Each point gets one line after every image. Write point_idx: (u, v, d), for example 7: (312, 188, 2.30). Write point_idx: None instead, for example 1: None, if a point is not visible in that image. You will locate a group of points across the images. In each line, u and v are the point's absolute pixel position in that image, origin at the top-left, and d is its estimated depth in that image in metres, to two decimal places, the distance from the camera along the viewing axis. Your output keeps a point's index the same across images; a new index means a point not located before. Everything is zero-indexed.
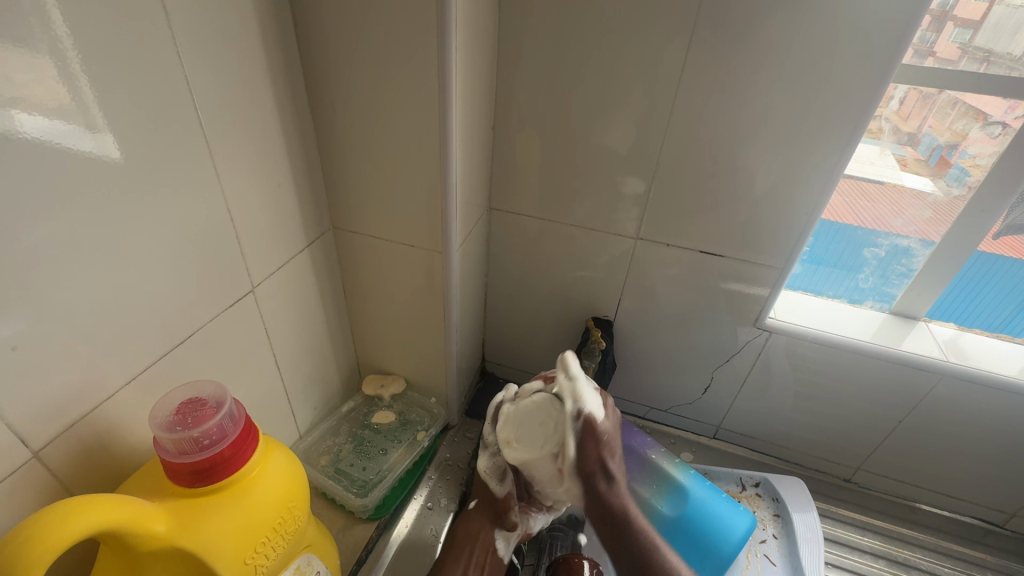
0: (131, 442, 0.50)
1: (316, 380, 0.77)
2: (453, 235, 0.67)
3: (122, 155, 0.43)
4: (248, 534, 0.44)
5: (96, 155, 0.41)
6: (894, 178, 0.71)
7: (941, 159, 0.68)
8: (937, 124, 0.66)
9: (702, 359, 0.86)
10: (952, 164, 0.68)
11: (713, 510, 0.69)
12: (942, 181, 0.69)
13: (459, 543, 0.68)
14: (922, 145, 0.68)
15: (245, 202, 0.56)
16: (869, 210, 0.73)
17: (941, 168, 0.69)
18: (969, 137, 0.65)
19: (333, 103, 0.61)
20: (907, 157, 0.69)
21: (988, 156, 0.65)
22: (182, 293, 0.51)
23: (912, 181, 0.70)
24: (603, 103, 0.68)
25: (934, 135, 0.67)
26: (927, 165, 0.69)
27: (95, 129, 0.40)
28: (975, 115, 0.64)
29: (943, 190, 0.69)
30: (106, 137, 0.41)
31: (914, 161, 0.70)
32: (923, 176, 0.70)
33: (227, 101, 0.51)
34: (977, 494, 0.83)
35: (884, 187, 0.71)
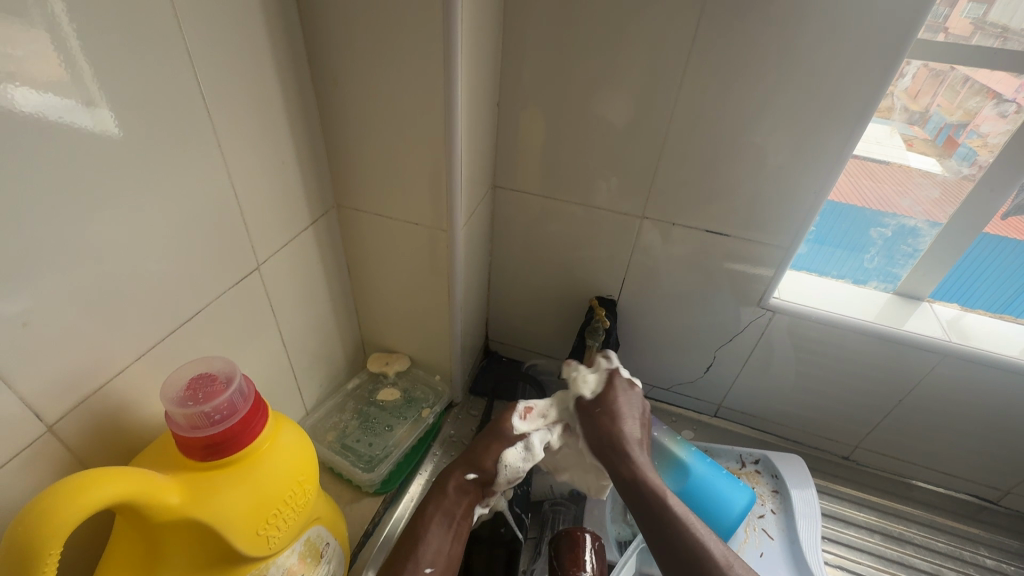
0: (142, 419, 0.50)
1: (321, 358, 0.78)
2: (458, 213, 0.66)
3: (124, 130, 0.42)
4: (260, 507, 0.45)
5: (94, 133, 0.40)
6: (899, 158, 0.70)
7: (948, 139, 0.68)
8: (946, 103, 0.66)
9: (705, 339, 0.86)
10: (959, 144, 0.68)
11: (713, 487, 0.70)
12: (949, 161, 0.69)
13: (443, 507, 0.60)
14: (929, 125, 0.68)
15: (249, 180, 0.56)
16: (872, 189, 0.72)
17: (948, 148, 0.69)
18: (978, 116, 0.65)
19: (336, 77, 0.60)
20: (914, 136, 0.69)
21: (999, 135, 0.64)
22: (188, 271, 0.51)
23: (918, 161, 0.70)
24: (611, 79, 0.67)
25: (942, 114, 0.67)
26: (934, 145, 0.69)
27: (93, 104, 0.39)
28: (985, 93, 0.64)
29: (952, 170, 0.69)
30: (103, 113, 0.40)
31: (921, 140, 0.69)
32: (931, 156, 0.70)
33: (229, 75, 0.50)
34: (972, 472, 0.84)
35: (888, 167, 0.71)
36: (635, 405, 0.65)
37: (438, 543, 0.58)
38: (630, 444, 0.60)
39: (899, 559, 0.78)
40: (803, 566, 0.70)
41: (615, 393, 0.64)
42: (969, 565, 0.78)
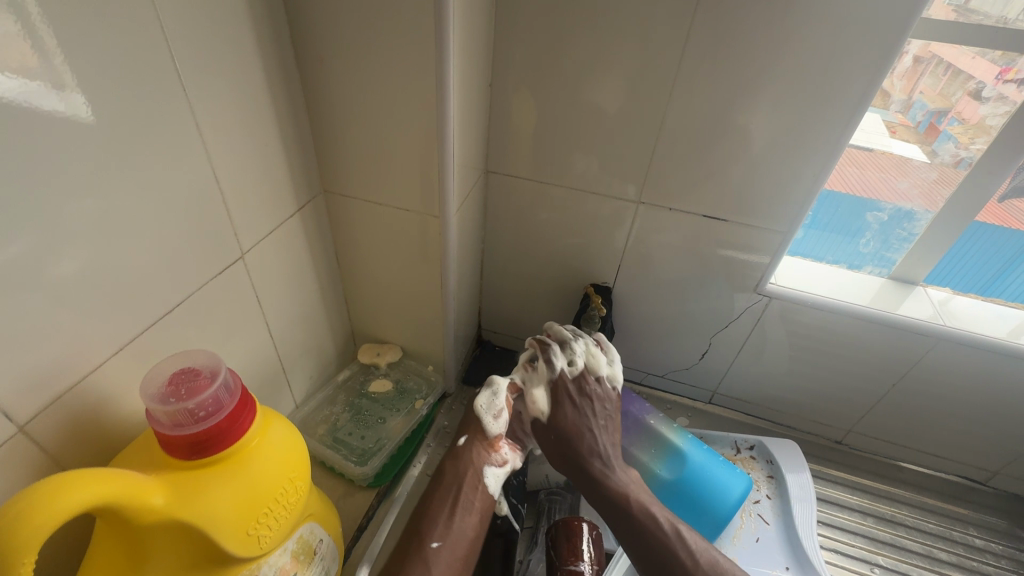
0: (122, 416, 0.48)
1: (310, 349, 0.75)
2: (450, 199, 0.64)
3: (96, 118, 0.39)
4: (249, 506, 0.43)
5: (65, 116, 0.37)
6: (883, 145, 0.71)
7: (930, 126, 0.69)
8: (928, 90, 0.66)
9: (700, 325, 0.85)
10: (940, 131, 0.68)
11: (710, 473, 0.70)
12: (930, 147, 0.69)
13: (446, 481, 0.62)
14: (912, 112, 0.68)
15: (231, 164, 0.53)
16: (856, 176, 0.72)
17: (930, 135, 0.69)
18: (959, 103, 0.66)
19: (321, 55, 0.57)
20: (896, 123, 0.70)
21: (977, 120, 0.65)
22: (167, 262, 0.49)
23: (901, 148, 0.70)
24: (607, 60, 0.64)
25: (925, 101, 0.67)
26: (916, 132, 0.70)
27: (62, 87, 0.37)
28: (966, 81, 0.64)
29: (933, 156, 0.70)
30: (74, 96, 0.37)
31: (903, 127, 0.70)
32: (912, 142, 0.70)
33: (207, 51, 0.47)
34: (962, 454, 0.85)
35: (872, 154, 0.71)
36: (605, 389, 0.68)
37: (446, 517, 0.58)
38: (595, 427, 0.65)
39: (891, 541, 0.79)
40: (798, 550, 0.71)
41: (592, 380, 0.66)
42: (959, 545, 0.80)
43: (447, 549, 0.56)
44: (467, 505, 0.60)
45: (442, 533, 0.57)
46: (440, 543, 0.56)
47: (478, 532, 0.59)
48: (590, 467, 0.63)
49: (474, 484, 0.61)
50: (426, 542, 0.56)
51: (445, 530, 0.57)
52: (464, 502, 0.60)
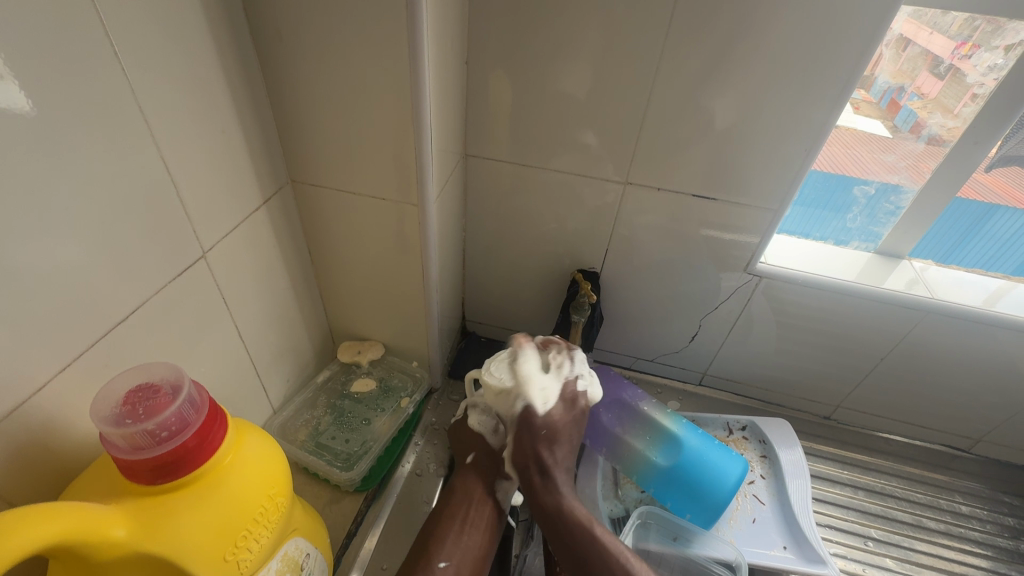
0: (76, 437, 0.44)
1: (285, 351, 0.71)
2: (429, 185, 0.60)
3: (32, 103, 0.35)
4: (226, 529, 0.39)
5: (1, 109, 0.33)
6: (847, 122, 0.69)
7: (891, 102, 0.68)
8: (889, 66, 0.65)
9: (690, 308, 0.84)
10: (902, 106, 0.68)
11: (707, 458, 0.69)
12: (892, 124, 0.69)
13: (454, 502, 0.60)
14: (873, 88, 0.67)
15: (185, 155, 0.48)
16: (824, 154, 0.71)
17: (891, 111, 0.68)
18: (918, 77, 0.65)
19: (279, 30, 0.52)
20: (859, 100, 0.68)
21: (935, 95, 0.65)
22: (118, 266, 0.44)
23: (864, 124, 0.69)
24: (589, 33, 0.61)
25: (886, 77, 0.66)
26: (878, 108, 0.69)
27: None
28: (924, 56, 0.64)
29: (894, 131, 0.69)
30: (10, 87, 0.34)
31: (866, 104, 0.68)
32: (875, 118, 0.69)
33: (147, 25, 0.41)
34: (946, 424, 0.87)
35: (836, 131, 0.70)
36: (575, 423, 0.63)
37: (455, 534, 0.57)
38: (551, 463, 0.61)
39: (881, 513, 0.80)
40: (795, 528, 0.71)
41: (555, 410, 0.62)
42: (946, 513, 0.81)
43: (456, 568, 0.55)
44: (475, 522, 0.59)
45: (452, 550, 0.56)
46: (448, 563, 0.55)
47: (487, 550, 0.58)
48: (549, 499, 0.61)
49: (480, 502, 0.61)
50: (434, 563, 0.54)
51: (454, 546, 0.56)
52: (472, 519, 0.59)
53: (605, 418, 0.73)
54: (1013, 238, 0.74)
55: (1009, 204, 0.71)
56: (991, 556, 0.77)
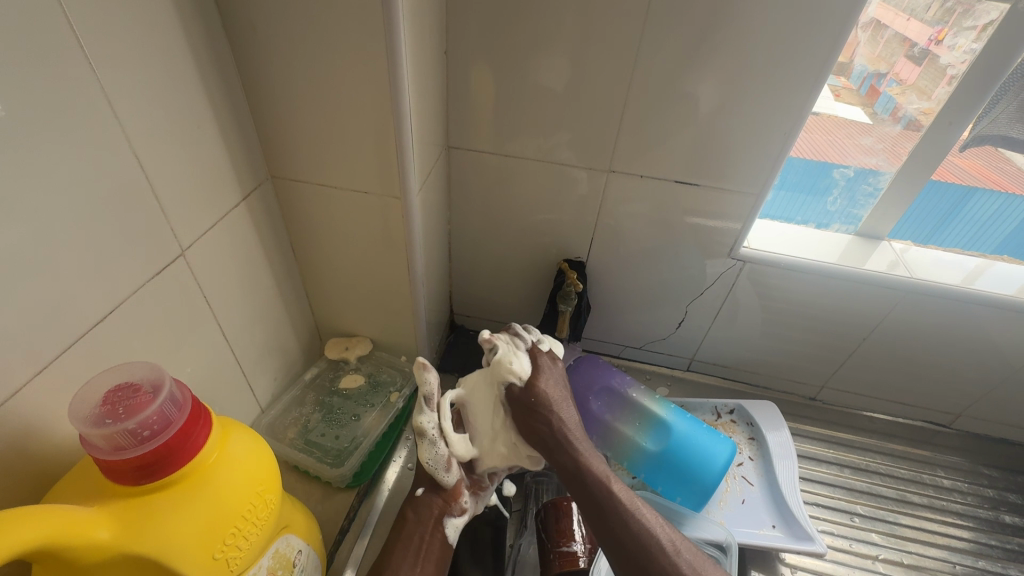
0: (55, 441, 0.43)
1: (271, 349, 0.70)
2: (411, 178, 0.59)
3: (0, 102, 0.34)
4: (212, 528, 0.39)
5: None
6: (828, 109, 0.71)
7: (871, 89, 0.70)
8: (868, 53, 0.67)
9: (676, 295, 0.85)
10: (881, 93, 0.69)
11: (696, 441, 0.70)
12: (872, 110, 0.71)
13: (408, 529, 0.59)
14: (853, 75, 0.69)
15: (159, 152, 0.47)
16: (806, 141, 0.73)
17: (871, 97, 0.70)
18: (897, 64, 0.67)
19: (252, 22, 0.51)
20: (840, 87, 0.70)
21: (913, 80, 0.67)
22: (93, 266, 0.43)
23: (845, 111, 0.71)
24: (568, 22, 0.61)
25: (864, 63, 0.68)
26: (858, 94, 0.71)
27: None
28: (902, 42, 0.65)
29: (875, 117, 0.71)
30: None
31: (847, 90, 0.70)
32: (856, 105, 0.71)
33: (115, 18, 0.40)
34: (927, 400, 0.89)
35: (818, 118, 0.71)
36: (561, 380, 0.62)
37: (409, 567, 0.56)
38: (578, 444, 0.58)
39: (866, 490, 0.81)
40: (783, 507, 0.72)
41: (545, 377, 0.60)
42: (928, 487, 0.83)
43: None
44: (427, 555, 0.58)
45: None
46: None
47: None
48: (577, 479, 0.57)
49: (433, 530, 0.59)
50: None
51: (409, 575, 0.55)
52: (426, 550, 0.58)
53: (595, 406, 0.74)
54: (992, 219, 0.76)
55: (986, 186, 0.73)
56: (973, 526, 0.79)
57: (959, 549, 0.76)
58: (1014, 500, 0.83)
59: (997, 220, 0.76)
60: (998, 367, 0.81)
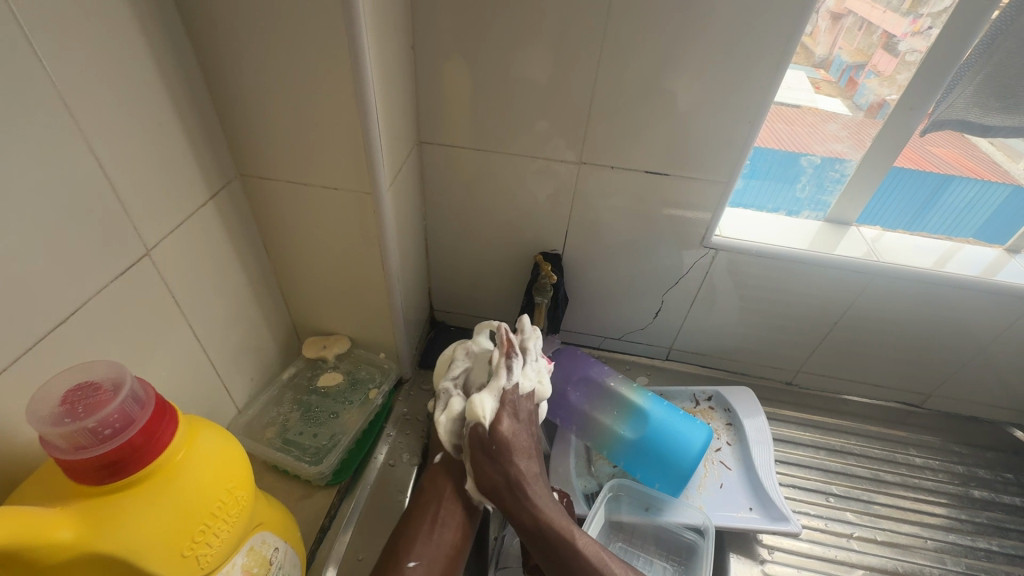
0: (18, 443, 0.43)
1: (246, 349, 0.70)
2: (381, 173, 0.59)
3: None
4: (181, 525, 0.39)
5: None
6: (809, 101, 0.72)
7: (850, 81, 0.70)
8: (846, 45, 0.67)
9: (652, 285, 0.86)
10: (859, 85, 0.70)
11: (672, 428, 0.71)
12: (851, 102, 0.71)
13: (425, 499, 0.61)
14: (832, 67, 0.69)
15: (120, 151, 0.46)
16: (786, 132, 0.74)
17: (850, 89, 0.71)
18: (874, 55, 0.67)
19: (212, 19, 0.50)
20: (819, 79, 0.71)
21: (892, 71, 0.67)
22: (52, 266, 0.42)
23: (825, 103, 0.72)
24: (533, 14, 0.61)
25: (843, 56, 0.68)
26: (838, 87, 0.71)
27: None
28: (877, 34, 0.66)
29: (853, 109, 0.71)
30: None
31: (826, 83, 0.71)
32: (836, 97, 0.72)
33: (69, 17, 0.40)
34: (899, 381, 0.91)
35: (799, 110, 0.72)
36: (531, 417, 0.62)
37: (425, 533, 0.57)
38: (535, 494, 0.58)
39: (841, 470, 0.83)
40: (760, 489, 0.73)
41: (503, 420, 0.58)
42: (901, 466, 0.85)
43: (426, 567, 0.55)
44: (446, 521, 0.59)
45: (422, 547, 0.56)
46: (418, 562, 0.55)
47: (460, 548, 0.58)
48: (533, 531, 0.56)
49: (452, 500, 0.60)
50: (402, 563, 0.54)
51: (424, 544, 0.56)
52: (443, 517, 0.59)
53: (574, 397, 0.75)
54: (964, 210, 0.79)
55: (963, 174, 0.75)
56: (945, 502, 0.81)
57: (931, 525, 0.78)
58: (984, 476, 0.85)
59: (974, 206, 0.78)
60: (965, 346, 0.83)
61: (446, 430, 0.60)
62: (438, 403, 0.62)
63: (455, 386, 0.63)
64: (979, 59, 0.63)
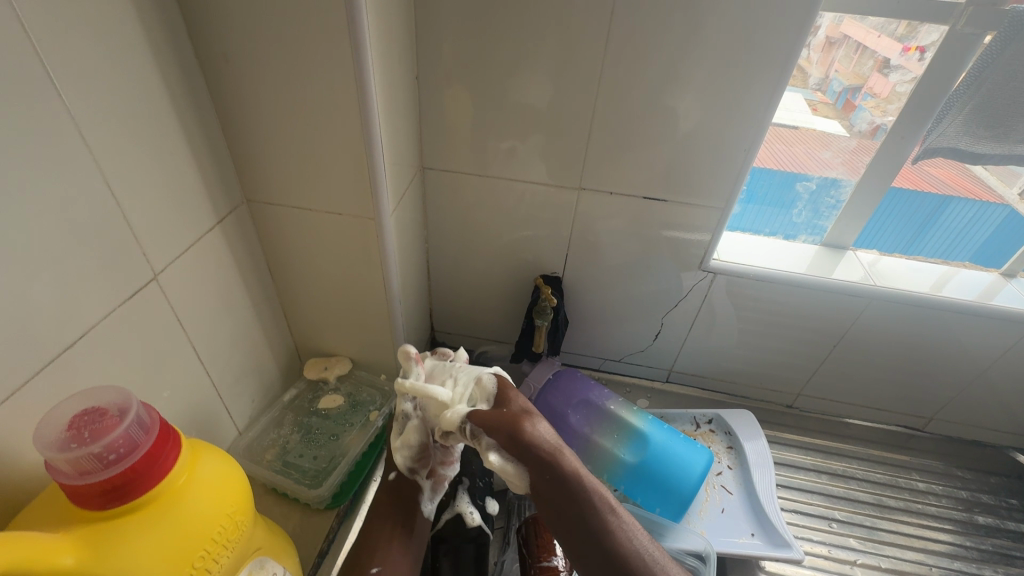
0: (20, 469, 0.43)
1: (249, 371, 0.70)
2: (385, 199, 0.61)
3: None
4: (182, 551, 0.39)
5: None
6: (806, 122, 0.73)
7: (846, 102, 0.71)
8: (842, 68, 0.69)
9: (652, 308, 0.86)
10: (856, 106, 0.71)
11: (672, 452, 0.71)
12: (848, 123, 0.72)
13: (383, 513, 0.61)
14: (829, 90, 0.71)
15: (132, 180, 0.48)
16: (784, 152, 0.75)
17: (847, 110, 0.72)
18: (870, 79, 0.69)
19: (225, 52, 0.52)
20: (816, 101, 0.72)
21: (887, 95, 0.68)
22: (64, 291, 0.44)
23: (822, 125, 0.73)
24: (533, 47, 0.63)
25: (839, 79, 0.70)
26: (835, 108, 0.72)
27: None
28: (874, 58, 0.67)
29: (851, 130, 0.72)
30: None
31: (823, 105, 0.72)
32: (832, 119, 0.73)
33: (88, 55, 0.42)
34: (900, 404, 0.91)
35: (796, 131, 0.73)
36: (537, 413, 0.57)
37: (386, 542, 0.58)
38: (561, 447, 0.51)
39: (844, 495, 0.83)
40: (761, 514, 0.73)
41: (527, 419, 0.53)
42: (904, 490, 0.85)
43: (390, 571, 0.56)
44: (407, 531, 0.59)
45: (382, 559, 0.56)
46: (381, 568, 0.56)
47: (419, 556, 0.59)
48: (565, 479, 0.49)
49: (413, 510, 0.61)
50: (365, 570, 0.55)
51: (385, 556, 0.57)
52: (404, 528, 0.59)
53: (574, 420, 0.75)
54: (970, 225, 0.79)
55: (963, 195, 0.76)
56: (950, 529, 0.80)
57: (937, 552, 0.77)
58: (988, 501, 0.85)
59: (973, 228, 0.79)
60: (965, 369, 0.83)
61: (400, 454, 0.62)
62: (397, 426, 0.63)
63: (414, 409, 0.62)
64: (966, 91, 0.64)
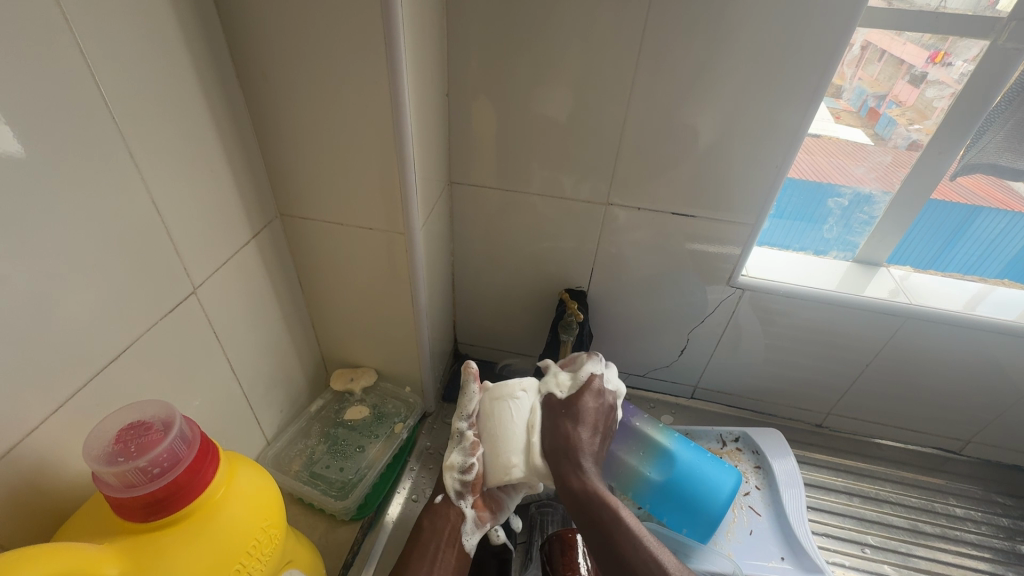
0: (67, 477, 0.44)
1: (278, 381, 0.72)
2: (415, 215, 0.62)
3: (26, 150, 0.37)
4: (219, 565, 0.40)
5: None
6: (829, 131, 0.71)
7: (870, 111, 0.69)
8: (867, 76, 0.67)
9: (678, 323, 0.85)
10: (881, 115, 0.69)
11: (700, 472, 0.68)
12: (874, 131, 0.70)
13: (424, 539, 0.61)
14: (853, 97, 0.69)
15: (175, 198, 0.50)
16: (807, 162, 0.73)
17: (871, 118, 0.70)
18: (895, 86, 0.67)
19: (265, 73, 0.54)
20: (839, 109, 0.70)
21: (914, 102, 0.67)
22: (109, 305, 0.45)
23: (845, 133, 0.71)
24: (562, 64, 0.64)
25: (863, 87, 0.68)
26: (859, 116, 0.70)
27: None
28: (898, 65, 0.65)
29: (876, 139, 0.70)
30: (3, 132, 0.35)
31: (847, 113, 0.70)
32: (856, 127, 0.71)
33: (139, 80, 0.44)
34: (936, 426, 0.88)
35: (819, 139, 0.71)
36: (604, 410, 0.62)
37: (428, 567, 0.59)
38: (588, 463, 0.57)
39: (877, 519, 0.80)
40: (791, 536, 0.72)
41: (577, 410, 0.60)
42: (940, 516, 0.82)
43: None
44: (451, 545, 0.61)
45: None
46: None
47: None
48: (581, 495, 0.55)
49: (450, 540, 0.61)
50: None
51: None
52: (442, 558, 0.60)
53: None
54: (998, 238, 0.75)
55: (993, 207, 0.72)
56: (990, 558, 0.77)
57: None
58: None
59: (1004, 240, 0.75)
60: (1006, 391, 0.80)
61: (451, 476, 0.62)
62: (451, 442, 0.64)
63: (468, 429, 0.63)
64: (1009, 105, 0.63)
